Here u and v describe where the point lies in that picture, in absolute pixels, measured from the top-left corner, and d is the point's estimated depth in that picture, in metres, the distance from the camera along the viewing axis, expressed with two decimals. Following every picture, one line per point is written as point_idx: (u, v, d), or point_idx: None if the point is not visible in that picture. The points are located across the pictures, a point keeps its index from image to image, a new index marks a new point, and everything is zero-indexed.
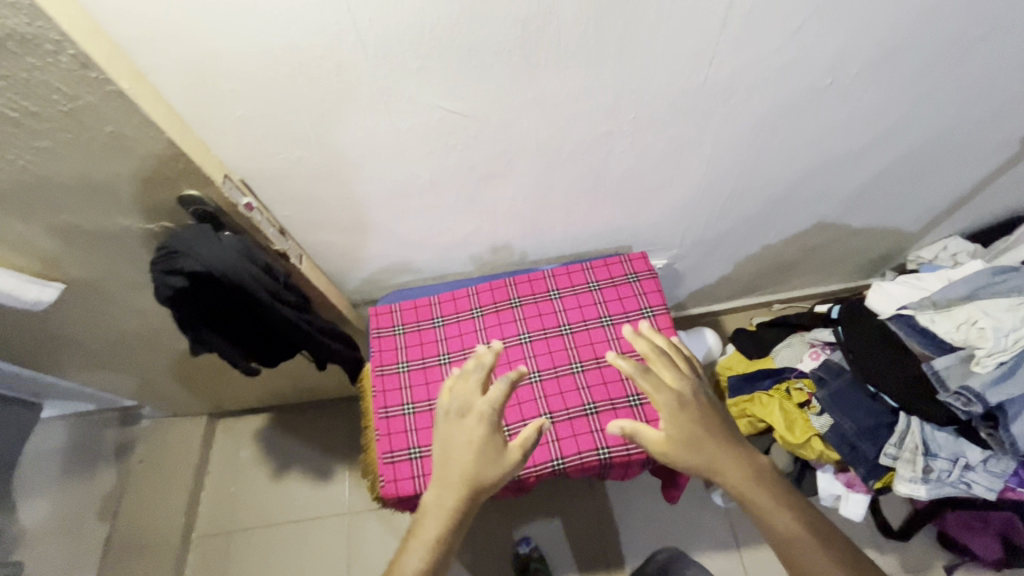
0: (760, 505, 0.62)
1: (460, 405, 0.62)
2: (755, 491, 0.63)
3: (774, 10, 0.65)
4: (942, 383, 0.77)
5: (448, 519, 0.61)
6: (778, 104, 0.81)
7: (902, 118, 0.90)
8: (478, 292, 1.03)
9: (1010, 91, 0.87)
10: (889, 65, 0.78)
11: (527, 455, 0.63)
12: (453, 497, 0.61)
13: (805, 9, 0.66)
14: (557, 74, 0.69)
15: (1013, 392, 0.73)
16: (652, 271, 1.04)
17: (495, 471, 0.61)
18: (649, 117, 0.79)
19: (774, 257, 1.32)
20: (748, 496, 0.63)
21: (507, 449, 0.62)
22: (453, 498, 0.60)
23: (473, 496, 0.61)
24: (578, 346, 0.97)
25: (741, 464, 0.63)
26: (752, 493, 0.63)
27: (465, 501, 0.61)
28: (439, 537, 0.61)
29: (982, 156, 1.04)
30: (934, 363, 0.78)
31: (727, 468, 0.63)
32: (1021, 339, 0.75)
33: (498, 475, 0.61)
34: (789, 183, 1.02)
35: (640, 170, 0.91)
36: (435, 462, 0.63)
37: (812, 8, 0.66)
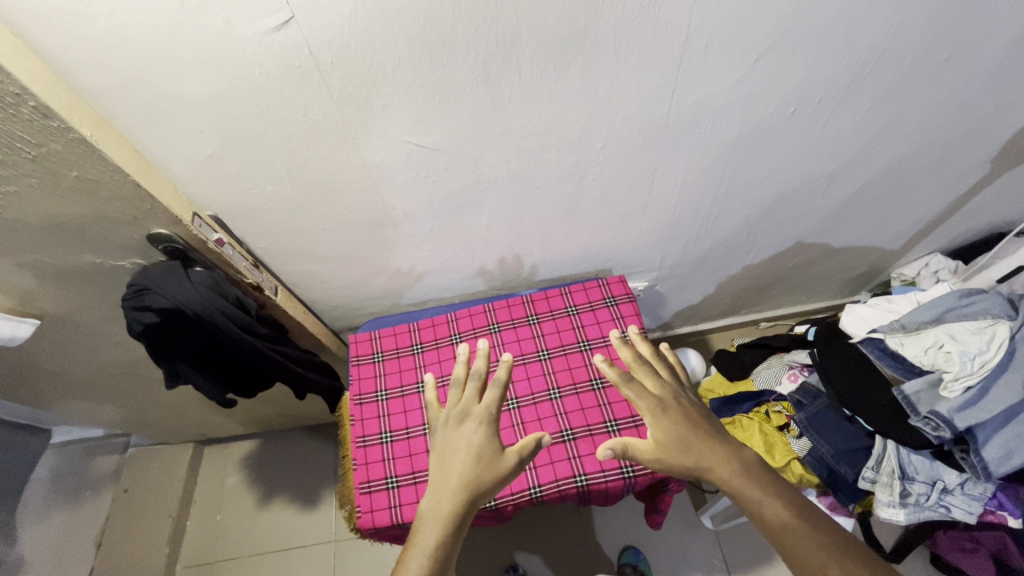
0: (759, 502, 0.58)
1: (457, 411, 0.60)
2: (751, 486, 0.58)
3: (731, 45, 0.67)
4: (913, 407, 0.79)
5: (447, 525, 0.56)
6: (746, 131, 0.82)
7: (870, 141, 0.91)
8: (457, 318, 1.03)
9: (974, 115, 0.89)
10: (850, 94, 0.79)
11: (525, 462, 0.60)
12: (450, 501, 0.57)
13: (763, 41, 0.68)
14: (522, 108, 0.70)
15: (981, 418, 0.75)
16: (630, 295, 1.05)
17: (494, 475, 0.58)
18: (617, 147, 0.81)
19: (757, 277, 1.33)
20: (747, 494, 0.58)
21: (505, 454, 0.59)
22: (450, 503, 0.56)
23: (473, 502, 0.57)
24: (556, 371, 0.97)
25: (731, 458, 0.59)
26: (747, 488, 0.58)
27: (464, 505, 0.57)
28: (437, 547, 0.56)
29: (954, 176, 1.05)
30: (904, 389, 0.81)
31: (717, 464, 0.59)
32: (987, 363, 0.77)
33: (497, 477, 0.58)
34: (763, 206, 1.03)
35: (614, 197, 0.92)
36: (431, 469, 0.59)
37: (769, 40, 0.68)
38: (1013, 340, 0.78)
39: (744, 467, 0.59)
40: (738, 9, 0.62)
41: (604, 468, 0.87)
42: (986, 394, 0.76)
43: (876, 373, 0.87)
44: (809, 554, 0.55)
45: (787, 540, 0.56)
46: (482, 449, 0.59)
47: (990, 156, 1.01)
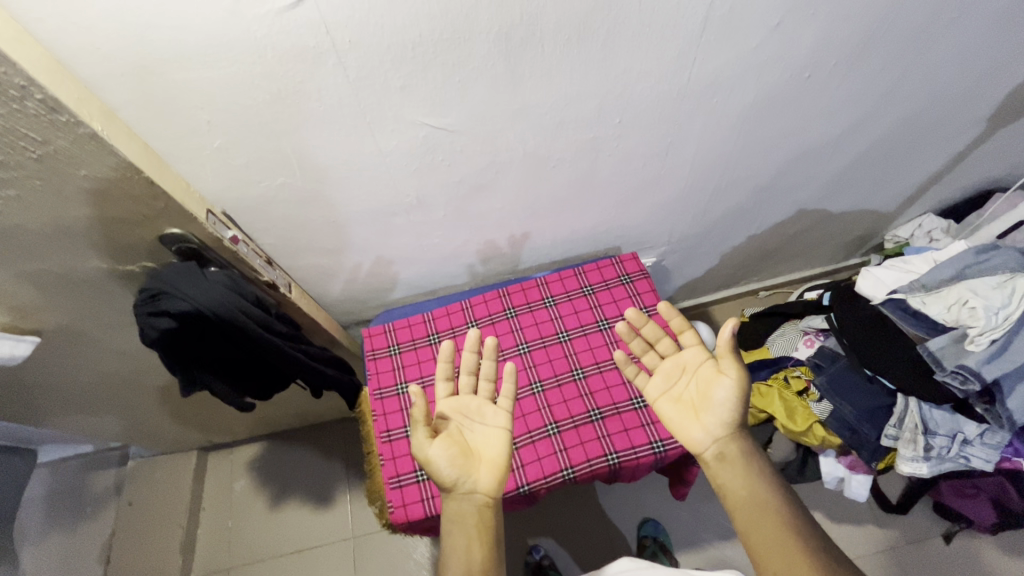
0: (743, 471, 0.62)
1: (452, 405, 0.69)
2: (735, 452, 0.63)
3: (751, 11, 0.66)
4: (938, 363, 0.80)
5: (454, 503, 0.64)
6: (760, 100, 0.82)
7: (876, 105, 0.91)
8: (472, 304, 1.02)
9: (974, 74, 0.90)
10: (863, 56, 0.79)
11: (416, 414, 0.64)
12: (447, 480, 0.65)
13: (783, 5, 0.66)
14: (542, 84, 0.68)
15: (1007, 368, 0.76)
16: (644, 271, 1.04)
17: (435, 446, 0.65)
18: (634, 121, 0.79)
19: (757, 247, 1.34)
20: (736, 462, 0.63)
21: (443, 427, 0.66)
22: (444, 480, 0.65)
23: (455, 478, 0.65)
24: (578, 352, 0.96)
25: (723, 429, 0.64)
26: (734, 459, 0.63)
27: (452, 481, 0.65)
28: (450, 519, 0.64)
29: (953, 135, 1.07)
30: (928, 345, 0.81)
31: (717, 433, 0.64)
32: (1012, 314, 0.77)
33: (432, 446, 0.65)
34: (772, 175, 1.03)
35: (628, 172, 0.91)
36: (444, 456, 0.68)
37: (790, 3, 0.66)
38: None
39: (730, 437, 0.64)
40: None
41: (635, 444, 0.88)
42: (1010, 344, 0.77)
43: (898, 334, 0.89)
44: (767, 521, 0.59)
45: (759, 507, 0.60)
46: (450, 429, 0.68)
47: (987, 114, 1.02)
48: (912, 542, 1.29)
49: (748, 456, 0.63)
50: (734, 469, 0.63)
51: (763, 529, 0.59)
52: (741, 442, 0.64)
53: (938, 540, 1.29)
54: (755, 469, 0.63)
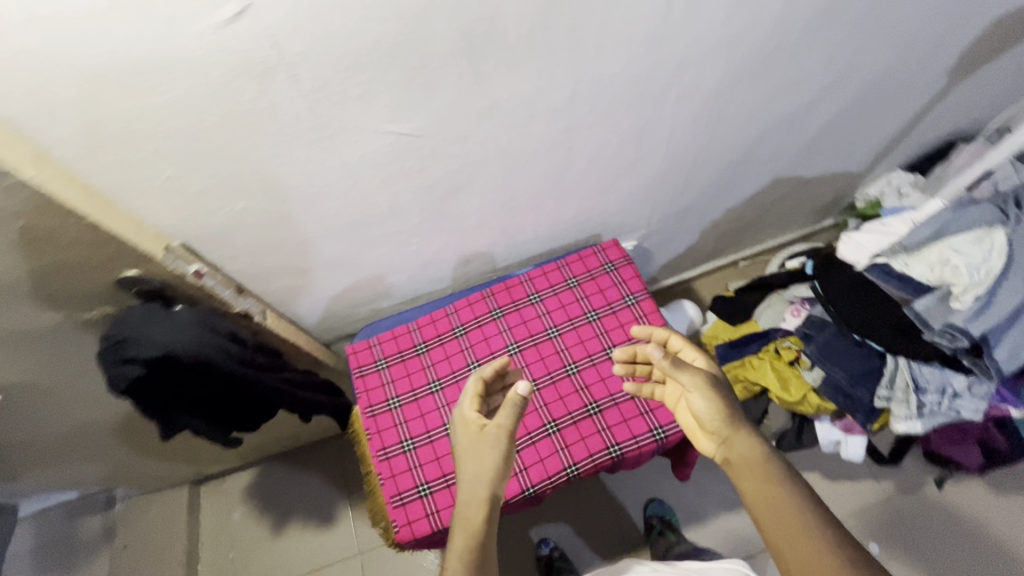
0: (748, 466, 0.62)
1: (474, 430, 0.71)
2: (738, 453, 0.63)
3: None
4: (926, 323, 0.83)
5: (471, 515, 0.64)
6: (730, 74, 0.80)
7: (843, 68, 0.91)
8: (457, 309, 0.99)
9: (934, 30, 0.90)
10: (828, 21, 0.78)
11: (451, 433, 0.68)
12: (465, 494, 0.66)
13: None
14: (509, 79, 0.65)
15: (991, 323, 0.78)
16: (627, 257, 1.03)
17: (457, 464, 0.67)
18: (605, 107, 0.77)
19: (735, 220, 1.35)
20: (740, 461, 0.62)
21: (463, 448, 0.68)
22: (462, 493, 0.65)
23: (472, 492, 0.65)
24: (569, 346, 0.95)
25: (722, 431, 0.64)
26: (739, 458, 0.63)
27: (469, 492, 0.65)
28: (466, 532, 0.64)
29: (917, 91, 1.07)
30: (914, 306, 0.84)
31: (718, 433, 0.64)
32: (993, 270, 0.79)
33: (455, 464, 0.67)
34: (745, 147, 1.02)
35: (603, 159, 0.89)
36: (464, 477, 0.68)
37: None
38: (1009, 250, 0.78)
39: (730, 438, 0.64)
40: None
41: (635, 434, 0.87)
42: (994, 299, 0.78)
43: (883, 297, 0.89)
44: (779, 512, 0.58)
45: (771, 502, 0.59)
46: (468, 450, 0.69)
47: (949, 68, 1.03)
48: (907, 491, 1.33)
49: (765, 464, 0.60)
50: (753, 477, 0.59)
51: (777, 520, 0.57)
52: (751, 450, 0.61)
53: (932, 485, 1.33)
54: (775, 475, 0.59)
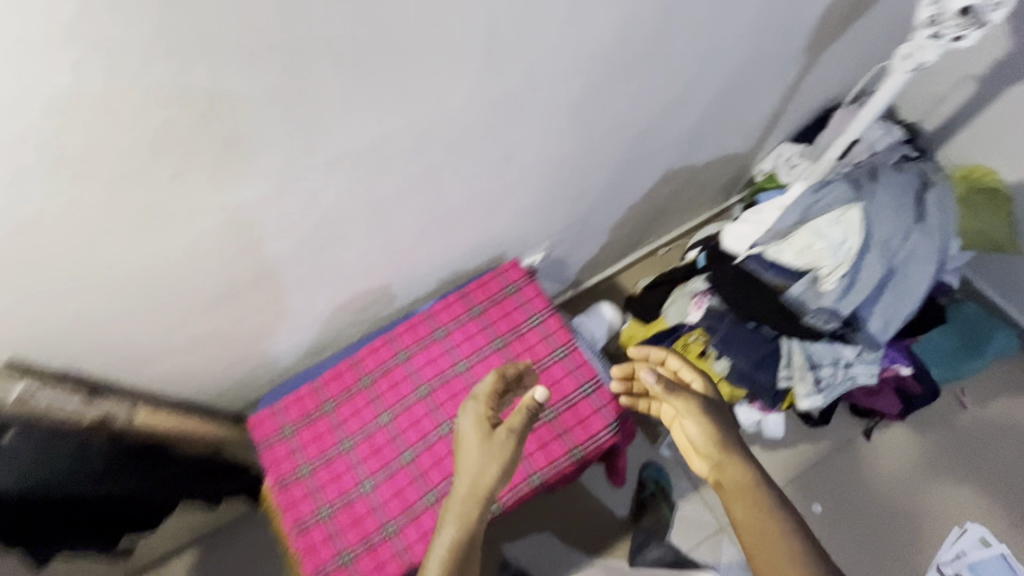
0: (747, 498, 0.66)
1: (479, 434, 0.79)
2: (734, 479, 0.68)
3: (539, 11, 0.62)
4: (804, 307, 0.86)
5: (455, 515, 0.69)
6: (584, 90, 0.80)
7: (702, 65, 0.92)
8: (361, 358, 0.95)
9: (781, 14, 0.91)
10: (670, 27, 0.78)
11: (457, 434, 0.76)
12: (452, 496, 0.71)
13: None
14: (341, 133, 0.62)
15: (857, 299, 0.84)
16: (528, 276, 1.01)
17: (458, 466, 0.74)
18: (461, 141, 0.75)
19: (640, 213, 1.35)
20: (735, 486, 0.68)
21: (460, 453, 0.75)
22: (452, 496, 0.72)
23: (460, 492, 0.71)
24: (480, 379, 0.93)
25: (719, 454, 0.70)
26: (733, 483, 0.68)
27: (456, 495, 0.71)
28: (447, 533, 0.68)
29: (782, 72, 1.10)
30: (791, 291, 0.86)
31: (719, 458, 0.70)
32: (852, 249, 0.83)
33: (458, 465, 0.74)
34: (626, 150, 1.03)
35: (479, 188, 0.87)
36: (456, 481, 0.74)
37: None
38: (867, 227, 0.83)
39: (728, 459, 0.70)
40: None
41: (554, 459, 0.89)
42: (855, 277, 0.84)
43: (758, 284, 0.89)
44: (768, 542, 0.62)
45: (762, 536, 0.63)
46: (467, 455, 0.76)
47: (805, 47, 1.06)
48: (840, 448, 1.38)
49: (754, 491, 0.66)
50: (743, 503, 0.66)
51: (763, 543, 0.62)
52: (741, 475, 0.68)
53: (861, 438, 1.40)
54: (766, 501, 0.65)
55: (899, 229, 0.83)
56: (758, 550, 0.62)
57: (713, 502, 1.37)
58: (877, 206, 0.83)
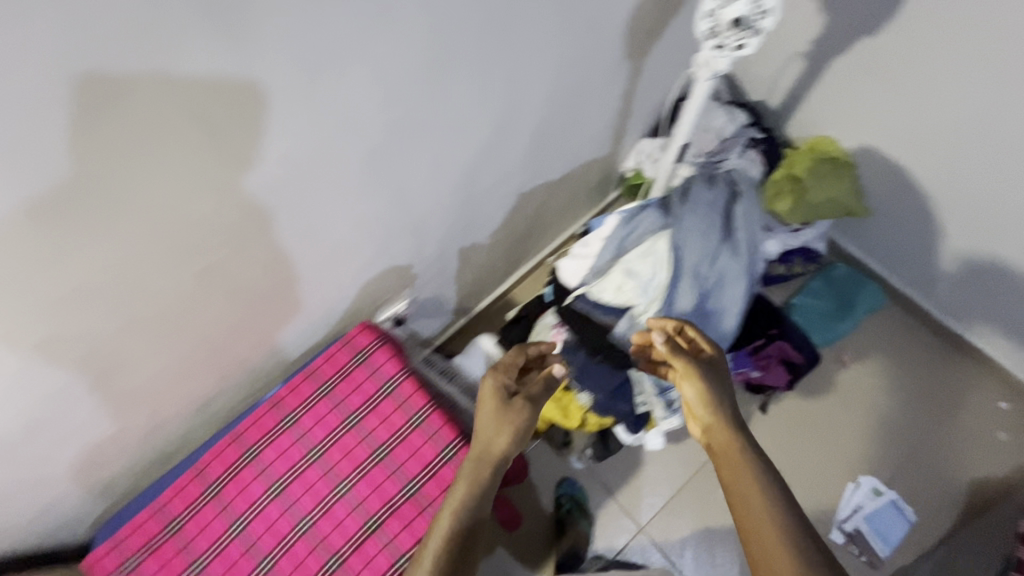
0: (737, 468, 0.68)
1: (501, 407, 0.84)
2: (726, 446, 0.71)
3: (252, 99, 0.57)
4: (631, 342, 0.99)
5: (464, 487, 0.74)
6: (366, 150, 0.74)
7: (507, 96, 0.87)
8: (203, 466, 0.87)
9: (576, 33, 0.88)
10: (441, 72, 0.72)
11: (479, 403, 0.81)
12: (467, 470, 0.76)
13: (288, 79, 0.58)
14: (58, 265, 0.56)
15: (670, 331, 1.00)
16: (380, 338, 0.94)
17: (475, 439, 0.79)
18: (232, 235, 0.69)
19: (510, 235, 1.31)
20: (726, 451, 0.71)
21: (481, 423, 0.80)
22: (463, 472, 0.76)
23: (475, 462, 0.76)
24: (335, 463, 0.86)
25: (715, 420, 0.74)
26: (725, 449, 0.71)
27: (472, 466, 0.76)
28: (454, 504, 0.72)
29: (610, 80, 1.07)
30: (617, 329, 0.99)
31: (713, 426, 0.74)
32: (656, 285, 1.00)
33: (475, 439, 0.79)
34: (458, 188, 0.98)
35: (285, 267, 0.81)
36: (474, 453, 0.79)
37: (292, 74, 0.58)
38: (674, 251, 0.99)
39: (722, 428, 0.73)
40: (222, 79, 0.53)
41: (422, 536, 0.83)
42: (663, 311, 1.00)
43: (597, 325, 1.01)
44: (746, 508, 0.65)
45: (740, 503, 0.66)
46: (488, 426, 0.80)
47: (624, 53, 1.04)
48: None
49: (740, 462, 0.68)
50: (729, 467, 0.69)
51: (746, 510, 0.65)
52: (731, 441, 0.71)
53: (758, 412, 1.44)
54: (755, 469, 0.67)
55: (704, 251, 0.99)
56: (740, 512, 0.65)
57: (629, 504, 1.39)
58: (684, 230, 0.99)
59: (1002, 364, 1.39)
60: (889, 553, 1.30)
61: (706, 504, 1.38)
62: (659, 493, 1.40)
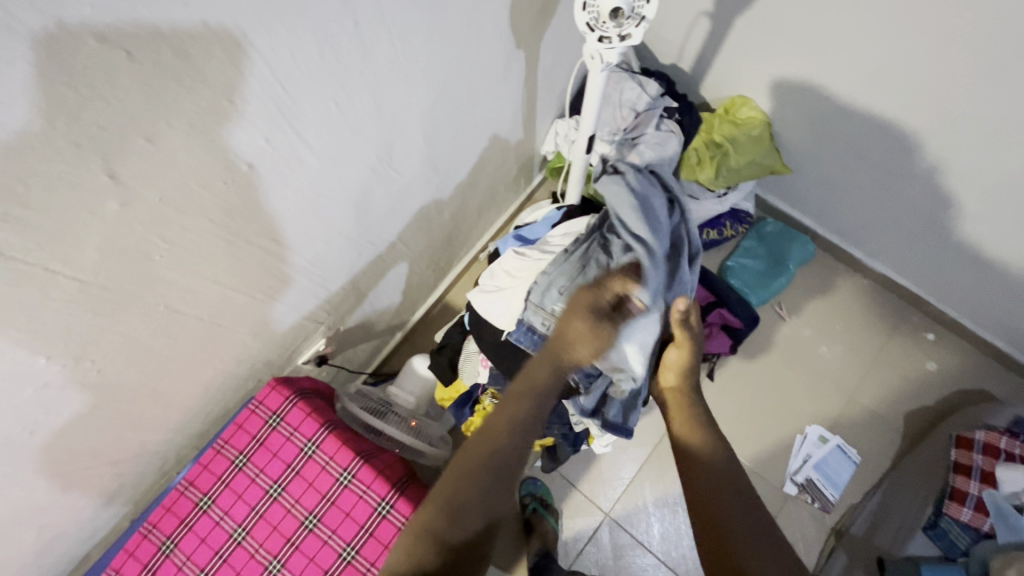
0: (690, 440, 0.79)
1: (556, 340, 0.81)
2: (681, 419, 0.82)
3: (38, 203, 0.46)
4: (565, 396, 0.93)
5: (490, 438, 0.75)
6: (224, 215, 0.64)
7: (384, 119, 0.77)
8: (118, 568, 0.81)
9: (452, 35, 0.78)
10: (291, 114, 0.62)
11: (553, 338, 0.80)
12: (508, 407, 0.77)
13: (82, 169, 0.47)
14: None
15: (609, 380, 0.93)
16: (292, 396, 0.88)
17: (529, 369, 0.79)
18: (72, 340, 0.59)
19: (431, 247, 1.22)
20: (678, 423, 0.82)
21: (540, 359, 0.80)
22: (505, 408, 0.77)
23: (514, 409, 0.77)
24: (264, 540, 0.81)
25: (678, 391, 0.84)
26: (681, 422, 0.81)
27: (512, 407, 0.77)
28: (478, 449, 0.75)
29: (504, 72, 0.98)
30: None
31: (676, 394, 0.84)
32: None
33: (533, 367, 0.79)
34: (356, 222, 0.89)
35: (158, 351, 0.71)
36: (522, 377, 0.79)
37: (86, 162, 0.47)
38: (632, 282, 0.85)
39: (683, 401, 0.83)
40: None
41: None
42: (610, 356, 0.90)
43: None
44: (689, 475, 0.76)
45: (686, 470, 0.76)
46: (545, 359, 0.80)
47: (514, 43, 0.94)
48: None
49: (693, 435, 0.79)
50: (681, 437, 0.80)
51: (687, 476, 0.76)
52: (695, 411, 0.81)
53: (707, 380, 1.45)
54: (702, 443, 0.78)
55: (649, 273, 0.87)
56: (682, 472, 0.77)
57: (593, 492, 1.39)
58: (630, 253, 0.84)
59: (927, 298, 1.44)
60: (837, 495, 1.36)
61: (666, 479, 1.40)
62: (622, 476, 1.41)
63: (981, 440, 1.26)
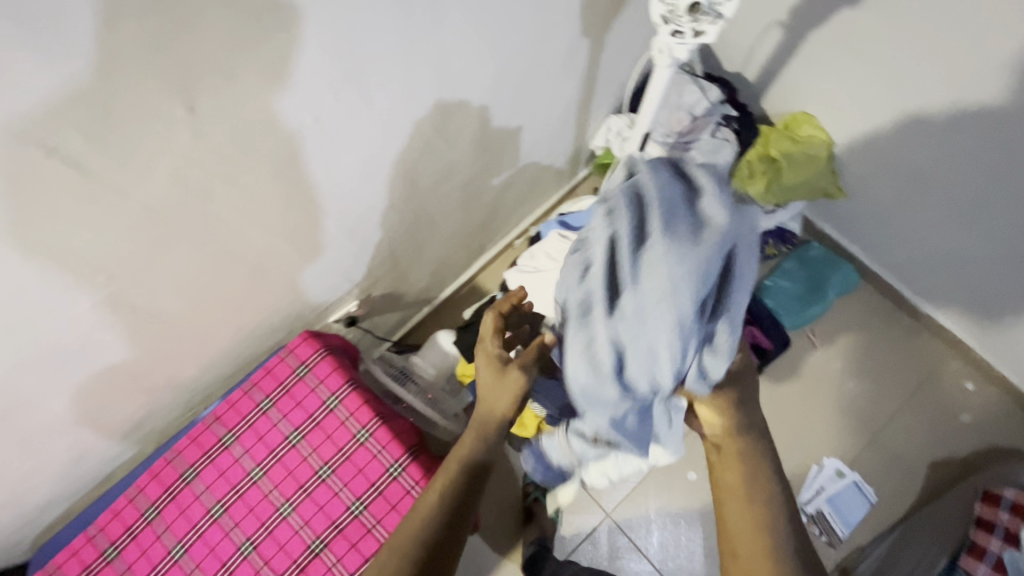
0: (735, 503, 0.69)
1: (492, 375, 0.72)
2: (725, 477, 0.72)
3: (117, 126, 0.48)
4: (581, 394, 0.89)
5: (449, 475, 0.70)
6: (281, 163, 0.65)
7: (445, 89, 0.78)
8: (140, 489, 0.85)
9: (522, 14, 0.78)
10: (357, 72, 0.63)
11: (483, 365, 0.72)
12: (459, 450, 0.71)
13: (161, 98, 0.49)
14: None
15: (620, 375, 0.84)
16: (321, 350, 0.90)
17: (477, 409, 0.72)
18: (131, 264, 0.62)
19: (469, 225, 1.23)
20: (723, 484, 0.72)
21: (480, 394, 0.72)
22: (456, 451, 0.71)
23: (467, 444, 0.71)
24: (278, 483, 0.84)
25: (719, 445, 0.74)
26: (726, 481, 0.71)
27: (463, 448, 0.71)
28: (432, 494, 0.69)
29: (567, 59, 0.98)
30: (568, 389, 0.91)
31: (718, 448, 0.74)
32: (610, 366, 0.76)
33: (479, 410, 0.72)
34: (401, 189, 0.90)
35: (203, 287, 0.74)
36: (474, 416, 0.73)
37: (166, 92, 0.49)
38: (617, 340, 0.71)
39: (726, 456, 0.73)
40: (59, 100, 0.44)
41: (367, 556, 0.80)
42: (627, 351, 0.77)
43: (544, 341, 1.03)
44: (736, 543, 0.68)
45: (729, 536, 0.69)
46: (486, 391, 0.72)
47: (581, 30, 0.94)
48: None
49: (738, 497, 0.69)
50: (726, 499, 0.70)
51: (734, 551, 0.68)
52: (750, 479, 0.70)
53: None
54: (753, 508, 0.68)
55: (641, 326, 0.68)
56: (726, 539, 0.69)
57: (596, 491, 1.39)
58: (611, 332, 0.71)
59: (971, 346, 1.38)
60: (847, 532, 1.33)
61: (672, 489, 1.39)
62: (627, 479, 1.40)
63: (1010, 499, 1.20)
